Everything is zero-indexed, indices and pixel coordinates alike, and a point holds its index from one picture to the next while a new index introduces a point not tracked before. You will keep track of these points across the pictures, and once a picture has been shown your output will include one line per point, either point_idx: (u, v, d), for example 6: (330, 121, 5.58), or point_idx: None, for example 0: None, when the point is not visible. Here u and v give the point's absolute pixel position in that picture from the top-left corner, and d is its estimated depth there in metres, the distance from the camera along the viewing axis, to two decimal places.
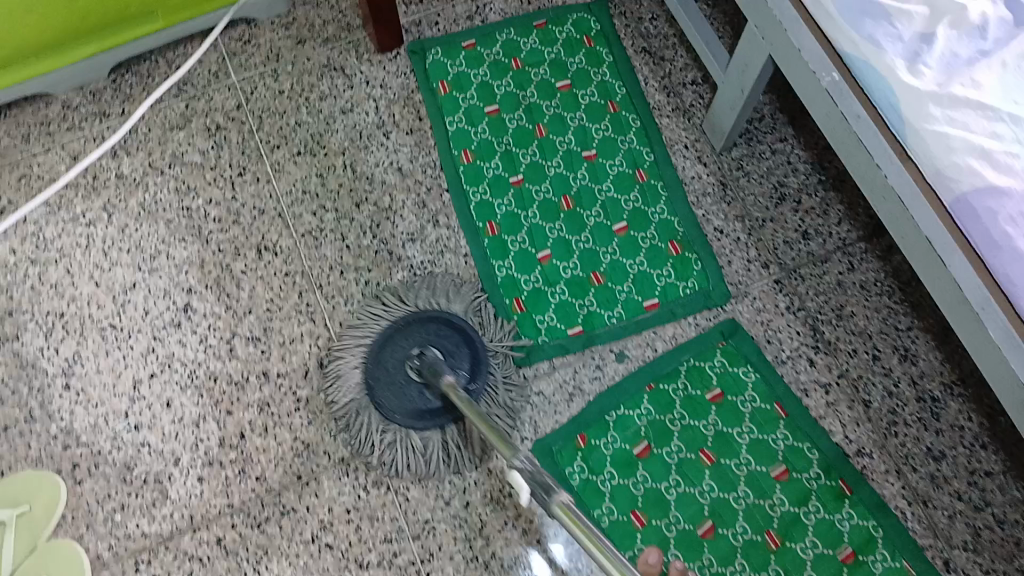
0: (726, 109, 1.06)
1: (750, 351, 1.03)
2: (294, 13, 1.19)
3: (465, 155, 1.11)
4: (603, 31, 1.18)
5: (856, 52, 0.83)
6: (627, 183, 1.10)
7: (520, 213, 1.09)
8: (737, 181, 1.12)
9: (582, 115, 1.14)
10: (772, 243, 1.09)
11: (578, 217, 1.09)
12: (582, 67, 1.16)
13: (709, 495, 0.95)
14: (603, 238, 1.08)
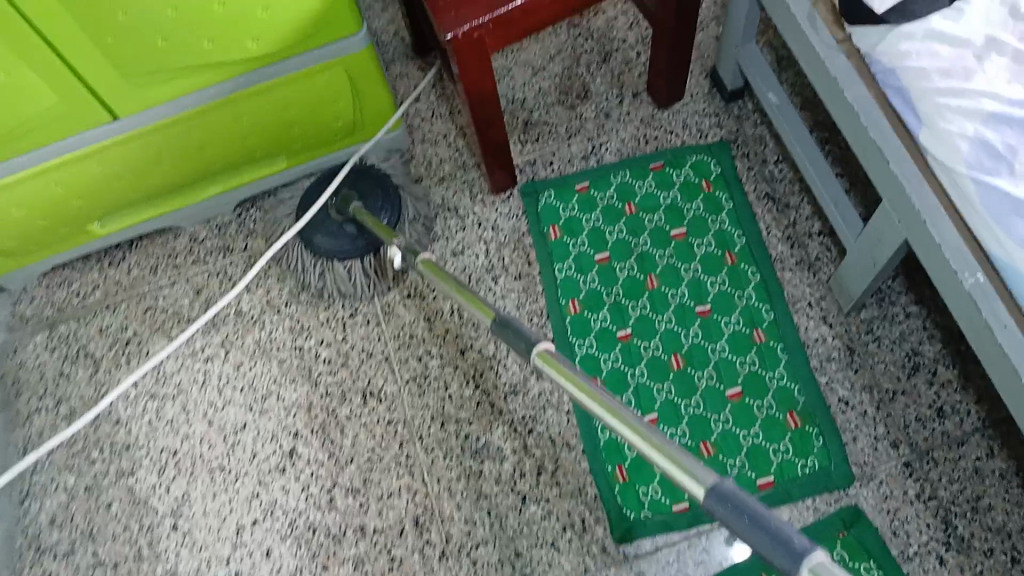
0: (857, 272, 0.98)
1: (876, 544, 0.95)
2: (413, 150, 1.23)
3: (573, 305, 1.09)
4: (723, 175, 1.14)
5: (1005, 255, 0.73)
6: (744, 343, 1.05)
7: (627, 369, 1.05)
8: (866, 347, 1.04)
9: (697, 266, 1.10)
10: (902, 420, 1.01)
11: (689, 378, 1.04)
12: (699, 214, 1.13)
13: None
14: (715, 404, 1.02)
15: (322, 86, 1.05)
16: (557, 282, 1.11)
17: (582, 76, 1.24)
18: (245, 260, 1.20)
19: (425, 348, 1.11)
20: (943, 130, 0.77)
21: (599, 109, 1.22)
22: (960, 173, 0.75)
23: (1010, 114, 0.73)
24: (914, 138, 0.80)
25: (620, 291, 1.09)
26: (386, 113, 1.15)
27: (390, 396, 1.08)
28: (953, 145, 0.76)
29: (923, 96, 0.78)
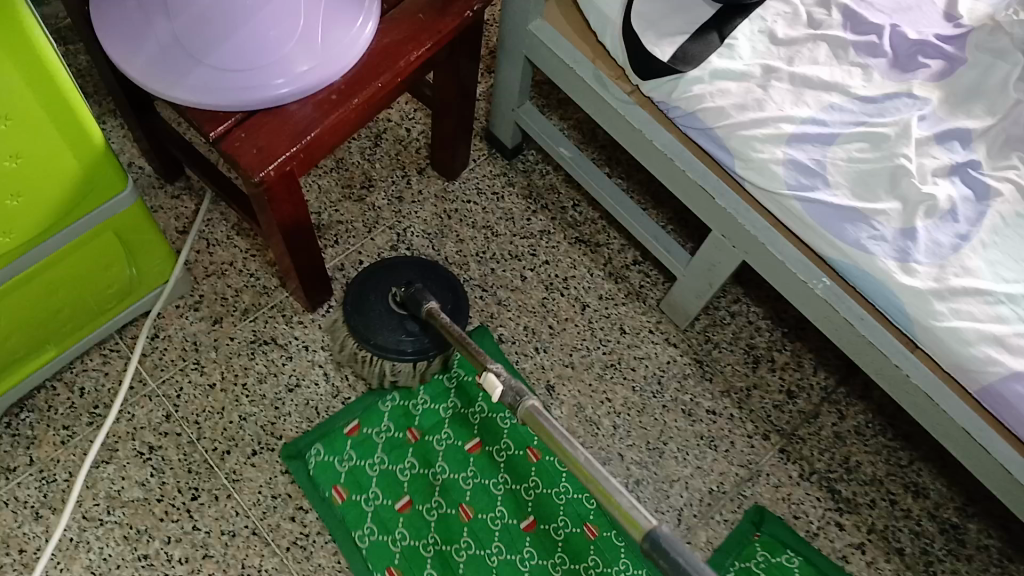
0: (690, 297, 1.04)
1: (790, 534, 1.00)
2: (201, 289, 1.09)
3: (404, 505, 0.99)
4: (420, 370, 1.08)
5: (842, 256, 0.81)
6: (518, 495, 1.01)
7: (482, 551, 0.98)
8: (710, 354, 1.10)
9: (410, 457, 1.02)
10: (763, 412, 1.08)
11: (542, 535, 0.99)
12: (398, 406, 1.05)
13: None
14: (577, 551, 0.99)
15: (89, 254, 0.89)
16: (351, 451, 1.01)
17: (358, 165, 1.18)
18: (36, 476, 0.98)
19: (294, 503, 0.99)
20: (754, 158, 0.84)
21: (390, 195, 1.17)
22: (785, 195, 0.82)
23: (806, 132, 0.82)
24: (730, 169, 0.87)
25: (450, 414, 1.05)
26: (165, 258, 1.01)
27: (273, 571, 0.96)
28: (767, 168, 0.83)
29: (727, 132, 0.85)
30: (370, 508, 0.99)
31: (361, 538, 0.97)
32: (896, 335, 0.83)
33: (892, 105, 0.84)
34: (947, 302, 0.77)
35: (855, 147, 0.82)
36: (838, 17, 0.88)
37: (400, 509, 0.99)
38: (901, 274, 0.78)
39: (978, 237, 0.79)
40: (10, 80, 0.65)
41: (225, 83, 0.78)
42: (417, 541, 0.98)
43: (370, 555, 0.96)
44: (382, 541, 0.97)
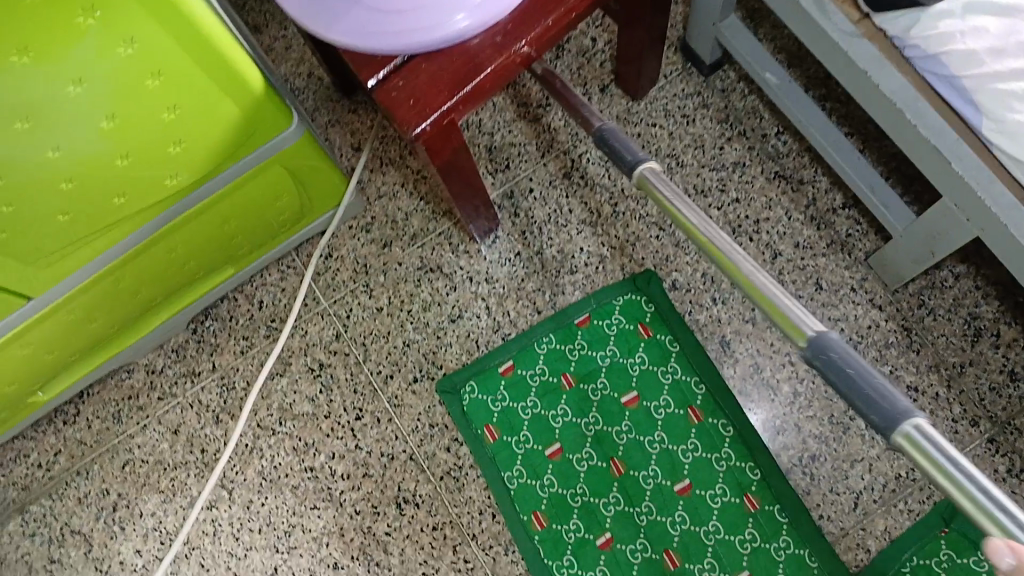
0: (906, 261, 0.91)
1: (984, 538, 0.89)
2: (372, 210, 1.07)
3: (554, 453, 0.97)
4: (579, 304, 1.01)
5: None
6: (674, 457, 0.96)
7: (631, 509, 0.95)
8: (922, 322, 0.97)
9: (563, 401, 0.99)
10: (975, 393, 0.94)
11: (696, 501, 0.95)
12: (553, 346, 1.00)
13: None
14: (733, 520, 0.93)
15: (258, 188, 0.86)
16: (505, 391, 0.99)
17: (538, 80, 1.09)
18: (218, 382, 1.04)
19: (451, 435, 0.99)
20: (1010, 122, 0.67)
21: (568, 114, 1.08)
22: None
23: None
24: (972, 129, 0.71)
25: (608, 362, 1.00)
26: (337, 186, 0.98)
27: (427, 499, 0.98)
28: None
29: (975, 83, 0.68)
30: (519, 451, 0.98)
31: (510, 479, 0.97)
32: None
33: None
34: None
35: None
36: None
37: (549, 456, 0.97)
38: None
39: None
40: (166, 39, 0.59)
41: (383, 27, 0.68)
42: (565, 491, 0.96)
43: (518, 497, 0.96)
44: (530, 485, 0.97)
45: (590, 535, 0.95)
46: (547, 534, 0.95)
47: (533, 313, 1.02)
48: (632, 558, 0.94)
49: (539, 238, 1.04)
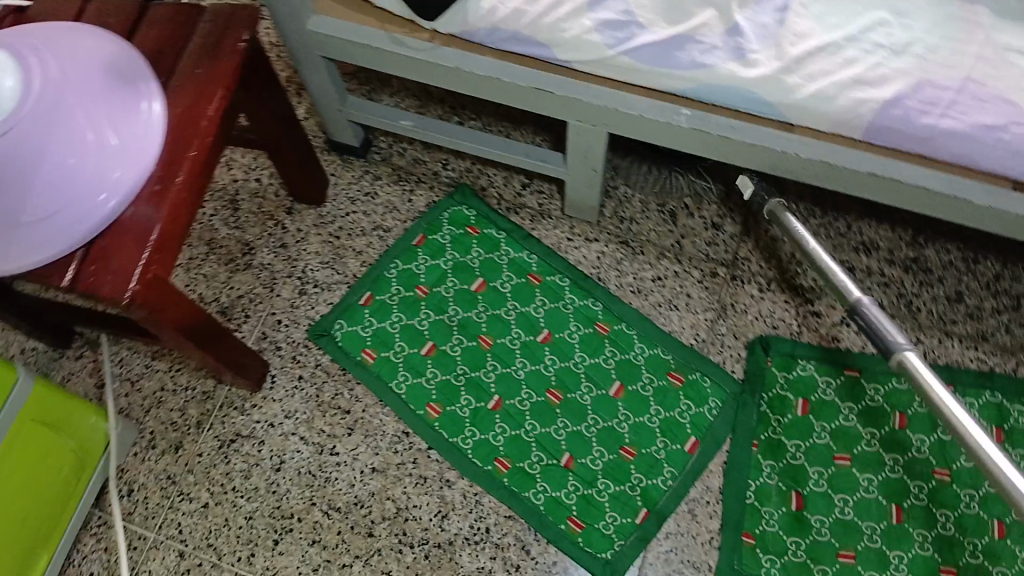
0: (585, 191, 1.09)
1: (797, 346, 1.05)
2: (147, 424, 1.08)
3: (428, 348, 1.09)
4: (402, 240, 1.16)
5: (688, 84, 0.89)
6: (531, 319, 1.10)
7: (509, 370, 1.07)
8: (632, 231, 1.15)
9: (425, 308, 1.11)
10: (700, 255, 1.13)
11: (562, 343, 1.09)
12: (402, 269, 1.14)
13: (874, 486, 0.98)
14: (594, 348, 1.08)
15: (25, 451, 0.88)
16: (371, 317, 1.11)
17: (230, 236, 1.19)
18: None
19: (338, 563, 0.99)
20: (565, 40, 0.90)
21: (272, 247, 1.17)
22: (613, 56, 0.89)
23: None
24: (551, 62, 0.93)
25: (451, 264, 1.14)
26: (100, 422, 1.00)
27: None
28: (579, 40, 0.90)
29: (532, 29, 0.91)
30: (400, 359, 1.09)
31: (399, 385, 1.08)
32: (765, 122, 0.89)
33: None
34: (799, 72, 0.85)
35: None
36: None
37: (426, 353, 1.09)
38: (745, 70, 0.86)
39: (796, 0, 0.86)
40: None
41: (47, 234, 0.75)
42: (448, 376, 1.08)
43: (410, 397, 1.07)
44: (417, 383, 1.07)
45: (481, 403, 1.06)
46: (444, 416, 1.06)
47: (344, 417, 1.07)
48: (521, 407, 1.06)
49: (312, 354, 1.10)
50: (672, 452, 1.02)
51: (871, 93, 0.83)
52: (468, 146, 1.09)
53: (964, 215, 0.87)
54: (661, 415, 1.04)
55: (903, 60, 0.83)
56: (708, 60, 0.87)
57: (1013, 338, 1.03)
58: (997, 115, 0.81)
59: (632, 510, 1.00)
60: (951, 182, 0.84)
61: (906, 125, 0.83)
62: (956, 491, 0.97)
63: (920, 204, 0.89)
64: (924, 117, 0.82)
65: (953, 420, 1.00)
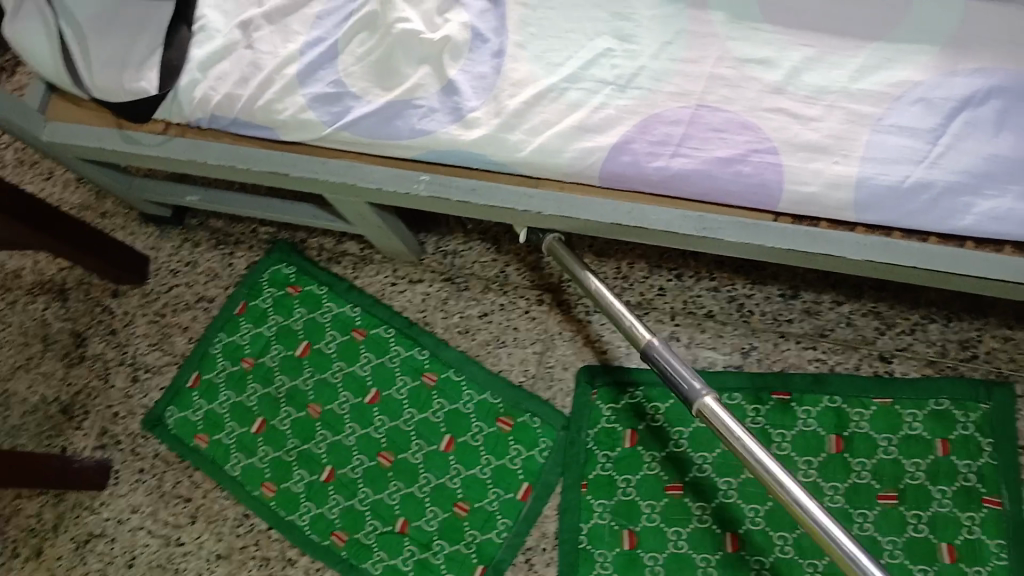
0: (386, 240, 1.04)
1: (624, 372, 1.00)
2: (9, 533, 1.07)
3: (257, 424, 1.07)
4: (226, 312, 1.12)
5: (416, 150, 0.80)
6: (357, 380, 1.06)
7: (339, 438, 1.04)
8: (454, 266, 1.10)
9: (253, 381, 1.09)
10: (525, 283, 1.07)
11: (391, 401, 1.05)
12: (226, 342, 1.11)
13: (708, 515, 0.93)
14: (421, 401, 1.04)
15: None
16: (200, 398, 1.09)
17: (62, 329, 1.15)
18: None
19: None
20: (283, 120, 0.83)
21: (102, 335, 1.15)
22: (331, 132, 0.82)
23: (308, 66, 0.83)
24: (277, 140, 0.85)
25: (275, 329, 1.11)
26: None
27: None
28: (296, 120, 0.83)
29: (248, 112, 0.84)
30: (230, 440, 1.07)
31: (233, 467, 1.06)
32: (505, 178, 0.80)
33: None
34: (520, 128, 0.77)
35: (360, 41, 0.83)
36: (311, 73, 0.83)
37: (257, 431, 1.07)
38: (465, 132, 0.78)
39: (511, 42, 0.79)
40: None
41: None
42: (279, 452, 1.05)
43: (245, 477, 1.05)
44: (249, 463, 1.05)
45: (314, 476, 1.03)
46: (280, 494, 1.03)
47: (186, 506, 1.05)
48: (354, 475, 1.02)
49: (149, 444, 1.09)
50: (503, 502, 0.97)
51: (598, 138, 0.74)
52: (261, 213, 1.03)
53: (740, 253, 0.76)
54: (494, 463, 0.99)
55: (627, 96, 0.74)
56: (426, 126, 0.79)
57: (856, 332, 0.95)
58: (733, 146, 0.71)
59: (468, 568, 0.96)
60: (705, 225, 0.73)
61: (637, 169, 0.73)
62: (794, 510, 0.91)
63: (695, 245, 0.77)
64: (656, 158, 0.73)
65: (786, 436, 0.92)
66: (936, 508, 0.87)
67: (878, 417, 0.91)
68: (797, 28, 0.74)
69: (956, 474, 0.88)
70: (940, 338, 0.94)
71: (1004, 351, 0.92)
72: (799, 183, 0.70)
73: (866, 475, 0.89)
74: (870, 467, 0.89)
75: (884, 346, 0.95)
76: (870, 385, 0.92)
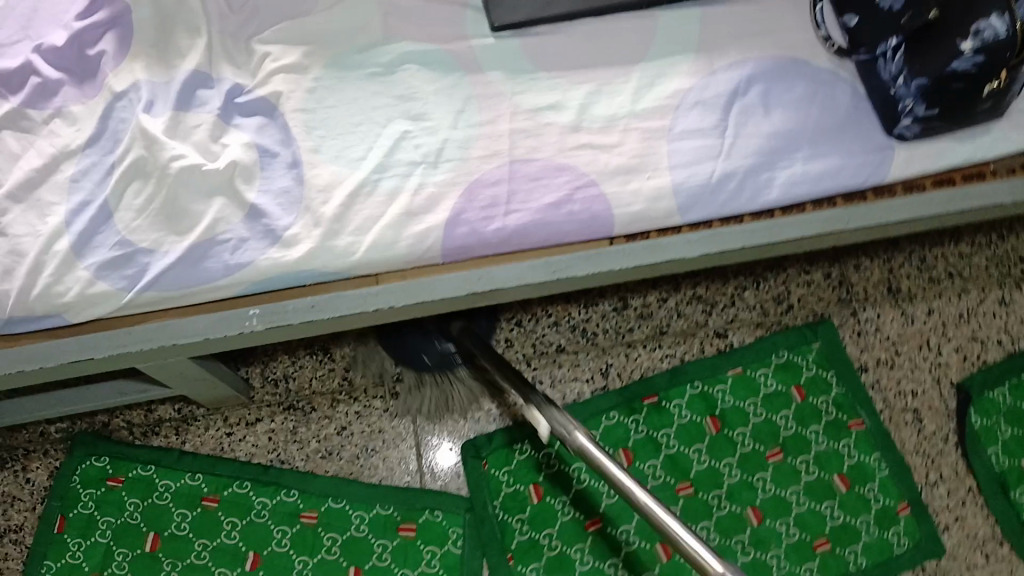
0: (212, 390, 0.94)
1: (502, 435, 1.00)
2: None
3: None
4: (42, 537, 0.95)
5: (239, 286, 0.74)
6: (228, 550, 0.95)
7: None
8: (291, 390, 1.02)
9: None
10: (371, 380, 1.03)
11: (276, 556, 0.95)
12: (54, 571, 0.94)
13: (633, 535, 0.95)
14: (308, 543, 0.95)
15: None
16: None
17: None
18: None
19: None
20: (68, 303, 0.72)
21: None
22: (134, 296, 0.73)
23: (81, 235, 0.73)
24: (69, 323, 0.74)
25: (110, 533, 0.96)
26: None
27: None
28: (87, 296, 0.72)
29: (24, 305, 0.71)
30: None
31: None
32: (343, 283, 0.76)
33: (112, 122, 0.75)
34: (345, 230, 0.73)
35: (134, 190, 0.74)
36: (88, 242, 0.73)
37: None
38: (287, 250, 0.73)
39: (301, 149, 0.74)
40: None
41: None
42: None
43: None
44: None
45: None
46: None
47: None
48: None
49: None
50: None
51: (427, 218, 0.73)
52: (70, 408, 0.90)
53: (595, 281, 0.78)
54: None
55: (441, 171, 0.74)
56: (241, 259, 0.73)
57: (685, 320, 1.02)
58: (558, 190, 0.74)
59: None
60: (555, 266, 0.75)
61: (476, 237, 0.73)
62: (703, 500, 0.95)
63: (551, 288, 0.78)
64: (493, 222, 0.73)
65: (668, 433, 0.97)
66: (816, 448, 0.96)
67: (738, 386, 0.99)
68: (571, 65, 0.78)
69: (819, 411, 0.98)
70: (757, 300, 1.03)
71: (810, 292, 1.02)
72: (625, 206, 0.74)
73: (749, 443, 0.97)
74: (749, 434, 0.97)
75: (716, 322, 1.02)
76: (718, 362, 1.00)
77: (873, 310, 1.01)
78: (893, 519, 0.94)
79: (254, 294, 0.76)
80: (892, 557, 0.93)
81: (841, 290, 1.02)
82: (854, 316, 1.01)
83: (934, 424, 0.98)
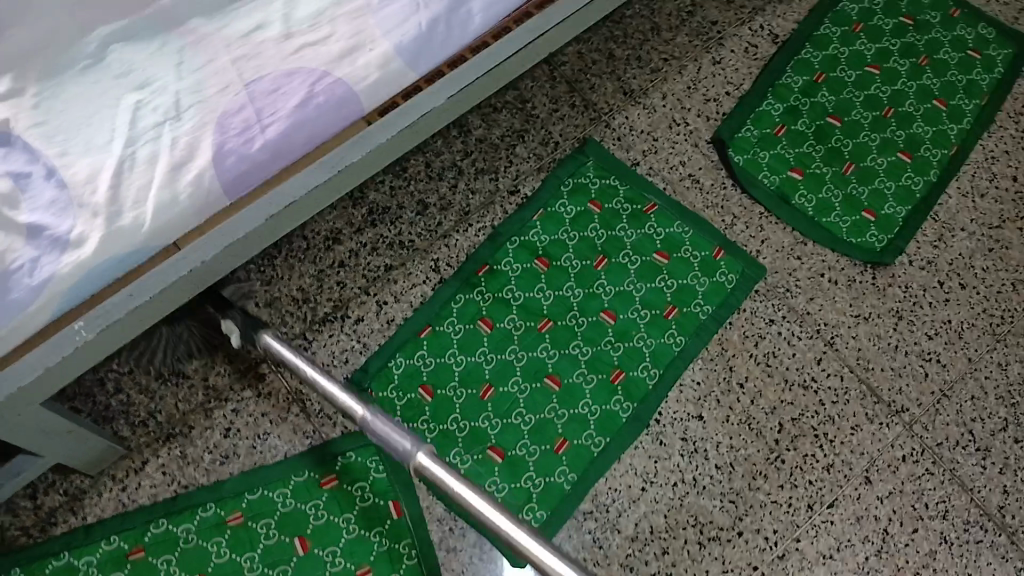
0: (81, 448, 0.92)
1: (372, 362, 1.02)
2: None
3: None
4: None
5: (54, 304, 0.75)
6: None
7: None
8: (163, 421, 1.02)
9: None
10: (234, 376, 1.05)
11: (222, 566, 0.95)
12: None
13: (523, 384, 1.02)
14: (246, 539, 0.97)
15: None
16: None
17: None
18: None
19: None
20: None
21: None
22: None
23: None
24: None
25: None
26: None
27: None
28: None
29: None
30: None
31: None
32: (150, 262, 0.79)
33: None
34: (127, 207, 0.75)
35: None
36: None
37: None
38: (81, 248, 0.74)
39: (53, 154, 0.74)
40: None
41: None
42: None
43: None
44: None
45: None
46: None
47: None
48: None
49: None
50: (388, 532, 0.99)
51: (191, 164, 0.77)
52: None
53: (361, 173, 0.90)
54: (353, 517, 0.99)
55: (186, 119, 0.77)
56: (42, 276, 0.72)
57: (481, 193, 1.11)
58: (296, 92, 0.80)
59: None
60: (328, 162, 0.85)
61: (244, 161, 0.78)
62: (565, 327, 1.05)
63: (327, 193, 0.89)
64: (254, 142, 0.79)
65: (511, 287, 1.06)
66: (629, 240, 1.09)
67: (547, 223, 1.10)
68: None
69: (617, 210, 1.11)
70: (531, 152, 1.13)
71: (568, 127, 1.15)
72: (362, 82, 0.82)
73: (577, 262, 1.08)
74: (573, 256, 1.08)
75: (506, 182, 1.12)
76: (523, 213, 1.10)
77: (621, 114, 1.16)
78: (714, 264, 1.08)
79: (72, 308, 0.77)
80: (728, 293, 1.07)
81: (589, 112, 1.16)
82: (608, 127, 1.15)
83: (710, 179, 1.13)
